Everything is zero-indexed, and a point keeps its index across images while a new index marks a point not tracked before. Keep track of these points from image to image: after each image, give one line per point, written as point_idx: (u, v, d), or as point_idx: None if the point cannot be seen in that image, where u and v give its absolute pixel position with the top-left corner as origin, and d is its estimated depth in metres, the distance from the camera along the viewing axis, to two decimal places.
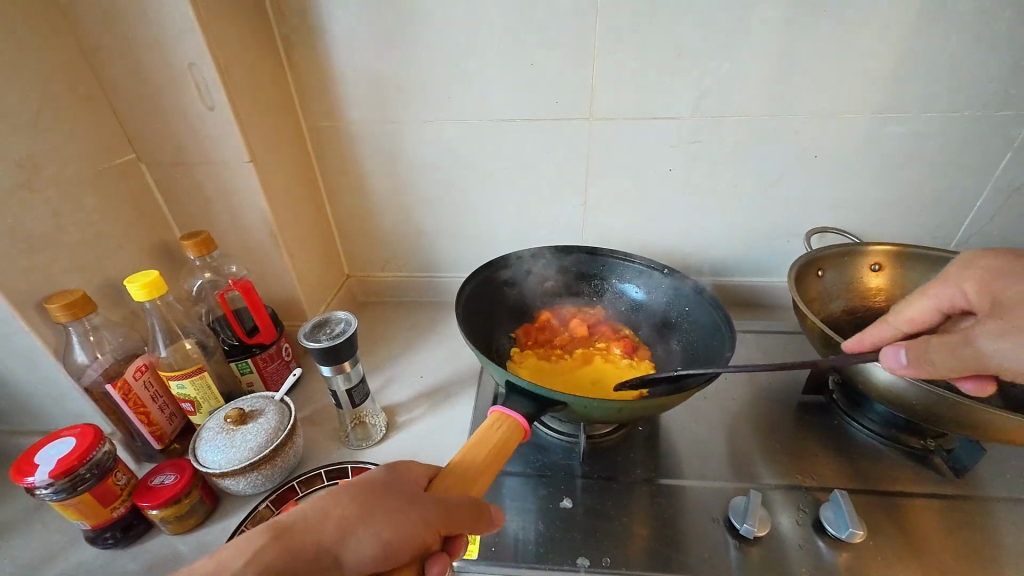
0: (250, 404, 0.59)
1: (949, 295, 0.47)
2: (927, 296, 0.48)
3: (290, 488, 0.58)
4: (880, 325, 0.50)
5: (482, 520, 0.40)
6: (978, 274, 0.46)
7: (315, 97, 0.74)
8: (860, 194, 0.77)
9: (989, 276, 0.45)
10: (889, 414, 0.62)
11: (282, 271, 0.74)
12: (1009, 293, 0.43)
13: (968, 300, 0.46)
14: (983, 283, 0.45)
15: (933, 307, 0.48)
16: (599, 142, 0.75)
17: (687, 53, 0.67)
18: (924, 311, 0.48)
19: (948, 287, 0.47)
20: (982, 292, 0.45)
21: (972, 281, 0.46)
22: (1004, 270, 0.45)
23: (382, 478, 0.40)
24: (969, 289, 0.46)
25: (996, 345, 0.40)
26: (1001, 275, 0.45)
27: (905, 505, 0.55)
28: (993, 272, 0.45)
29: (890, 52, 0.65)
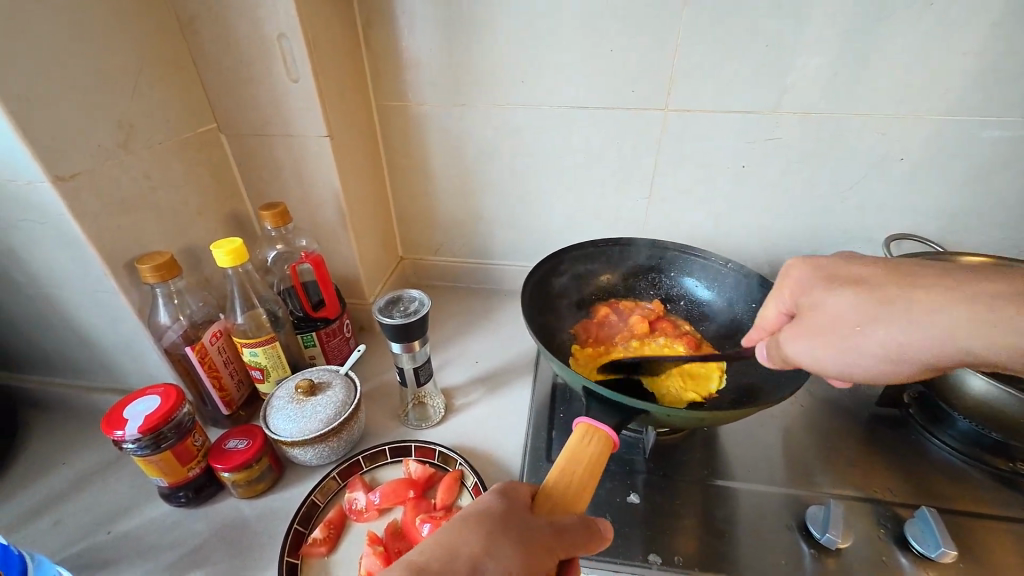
0: (318, 376, 0.60)
1: (779, 301, 0.45)
2: (770, 302, 0.45)
3: (356, 462, 0.56)
4: (754, 328, 0.48)
5: (596, 536, 0.39)
6: (796, 281, 0.43)
7: (388, 77, 0.74)
8: (945, 201, 0.73)
9: (801, 285, 0.43)
10: (973, 431, 0.58)
11: (346, 249, 0.74)
12: (812, 300, 0.41)
13: (791, 308, 0.43)
14: (796, 290, 0.43)
15: (776, 312, 0.45)
16: (669, 135, 0.73)
17: (773, 45, 0.64)
18: (773, 315, 0.46)
19: (774, 292, 0.45)
20: (794, 299, 0.43)
21: (789, 287, 0.44)
22: (823, 273, 0.42)
23: (500, 511, 0.38)
24: (788, 297, 0.44)
25: (797, 351, 0.41)
26: (811, 281, 0.42)
27: (995, 527, 0.52)
28: (806, 279, 0.42)
29: (997, 50, 0.60)
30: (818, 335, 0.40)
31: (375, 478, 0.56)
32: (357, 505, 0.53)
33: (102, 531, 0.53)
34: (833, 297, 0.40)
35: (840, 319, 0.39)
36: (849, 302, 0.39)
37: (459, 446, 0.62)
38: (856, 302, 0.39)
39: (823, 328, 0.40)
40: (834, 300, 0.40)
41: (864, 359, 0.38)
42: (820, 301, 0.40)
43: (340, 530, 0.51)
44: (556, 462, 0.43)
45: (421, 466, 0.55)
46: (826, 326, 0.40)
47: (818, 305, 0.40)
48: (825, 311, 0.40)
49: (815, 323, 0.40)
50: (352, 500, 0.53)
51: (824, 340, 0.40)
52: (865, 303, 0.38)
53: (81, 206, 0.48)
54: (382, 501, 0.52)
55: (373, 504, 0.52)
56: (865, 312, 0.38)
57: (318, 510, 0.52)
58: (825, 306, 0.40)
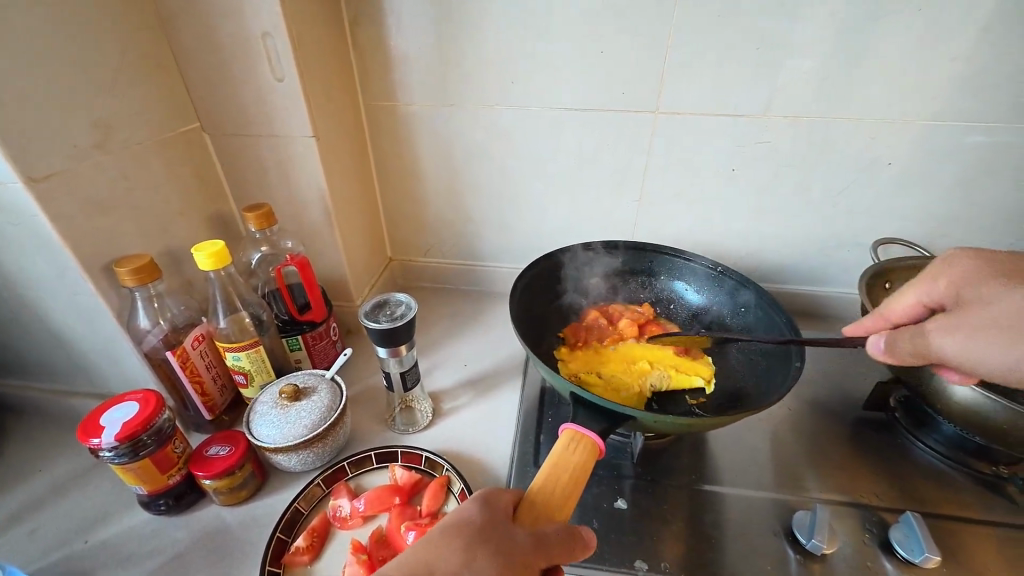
0: (303, 381, 0.59)
1: (927, 290, 0.45)
2: (910, 291, 0.47)
3: (341, 468, 0.56)
4: (871, 318, 0.50)
5: (580, 544, 0.39)
6: (959, 274, 0.44)
7: (376, 76, 0.73)
8: (932, 205, 0.73)
9: (967, 276, 0.43)
10: (958, 436, 0.59)
11: (332, 251, 0.73)
12: (980, 291, 0.42)
13: (950, 297, 0.44)
14: (957, 281, 0.43)
15: (915, 302, 0.46)
16: (660, 137, 0.73)
17: (765, 48, 0.64)
18: (910, 308, 0.47)
19: (926, 282, 0.46)
20: (955, 288, 0.43)
21: (947, 278, 0.44)
22: (994, 271, 0.42)
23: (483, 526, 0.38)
24: (945, 286, 0.44)
25: (944, 342, 0.41)
26: (985, 276, 0.42)
27: (978, 532, 0.53)
28: (977, 270, 0.43)
29: (985, 56, 0.61)
30: (975, 329, 0.40)
31: (361, 485, 0.55)
32: (341, 512, 0.52)
33: (78, 540, 0.52)
34: (1008, 290, 0.40)
35: (1012, 314, 0.39)
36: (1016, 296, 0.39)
37: (446, 451, 0.61)
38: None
39: (981, 322, 0.40)
40: (1013, 296, 0.39)
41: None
42: (992, 296, 0.40)
43: (323, 538, 0.51)
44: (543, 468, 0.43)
45: (407, 472, 0.54)
46: (992, 320, 0.39)
47: (989, 299, 0.41)
48: (997, 305, 0.40)
49: (976, 315, 0.40)
50: (336, 507, 0.52)
51: (990, 333, 0.39)
52: None
53: (57, 207, 0.47)
54: (367, 508, 0.51)
55: (357, 511, 0.52)
56: None
57: (301, 518, 0.51)
58: (992, 300, 0.40)
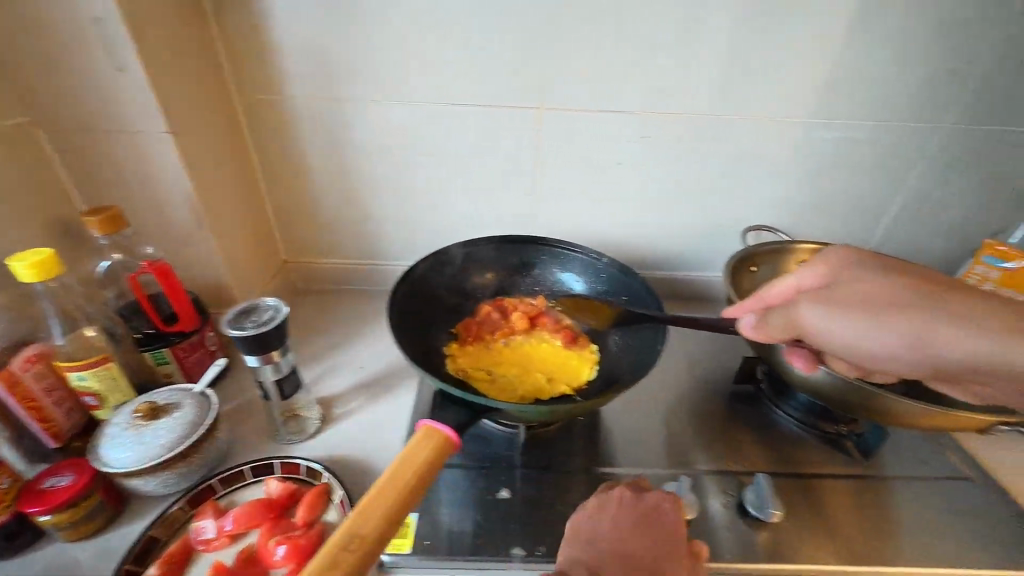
0: (165, 398, 0.54)
1: (804, 276, 0.47)
2: (792, 275, 0.48)
3: (209, 486, 0.52)
4: (749, 298, 0.51)
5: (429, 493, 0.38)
6: (833, 261, 0.46)
7: (248, 68, 0.69)
8: (793, 195, 0.80)
9: (838, 263, 0.46)
10: (809, 402, 0.66)
11: (206, 256, 0.68)
12: (852, 277, 0.45)
13: (823, 282, 0.46)
14: (830, 266, 0.46)
15: (792, 286, 0.48)
16: (548, 132, 0.74)
17: (635, 48, 0.67)
18: (785, 292, 0.48)
19: (809, 267, 0.47)
20: (827, 273, 0.46)
21: (826, 264, 0.46)
22: (864, 261, 0.46)
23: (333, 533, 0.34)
24: (822, 270, 0.46)
25: (810, 317, 0.45)
26: (853, 264, 0.46)
27: (820, 486, 0.59)
28: (846, 260, 0.46)
29: (821, 60, 0.68)
30: (840, 309, 0.44)
31: (232, 502, 0.52)
32: (205, 535, 0.48)
33: None
34: (873, 277, 0.44)
35: (870, 297, 0.43)
36: (877, 285, 0.43)
37: (332, 458, 0.59)
38: (898, 285, 0.43)
39: (847, 302, 0.44)
40: (875, 281, 0.44)
41: (884, 335, 0.42)
42: (857, 281, 0.44)
43: (183, 563, 0.47)
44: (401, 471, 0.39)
45: (281, 484, 0.52)
46: (855, 301, 0.43)
47: (851, 281, 0.45)
48: (862, 290, 0.44)
49: (842, 296, 0.44)
50: (199, 529, 0.49)
51: (851, 313, 0.43)
52: (899, 291, 0.42)
53: None
54: (234, 526, 0.48)
55: (223, 530, 0.48)
56: (887, 295, 0.42)
57: (157, 545, 0.48)
58: (858, 285, 0.44)
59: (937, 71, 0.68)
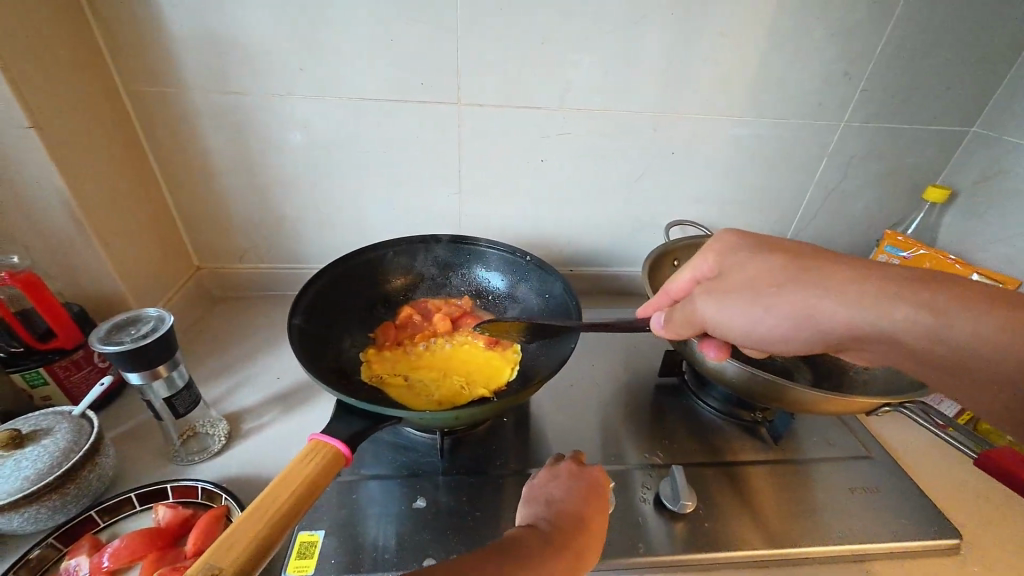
0: (31, 424, 0.49)
1: (698, 267, 0.48)
2: (687, 268, 0.49)
3: (89, 518, 0.47)
4: (658, 295, 0.53)
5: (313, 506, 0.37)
6: (719, 249, 0.46)
7: (135, 58, 0.63)
8: (713, 190, 0.83)
9: (722, 251, 0.46)
10: (726, 392, 0.68)
11: (92, 263, 0.62)
12: (733, 264, 0.45)
13: (713, 272, 0.47)
14: (718, 255, 0.46)
15: (689, 278, 0.49)
16: (468, 129, 0.72)
17: (550, 44, 0.66)
18: (686, 284, 0.50)
19: (699, 259, 0.48)
20: (715, 262, 0.46)
21: (714, 254, 0.47)
22: (744, 245, 0.45)
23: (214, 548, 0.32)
24: (711, 261, 0.47)
25: (706, 307, 0.46)
26: (739, 249, 0.45)
27: (734, 472, 0.61)
28: (732, 245, 0.46)
29: (729, 58, 0.70)
30: (732, 299, 0.44)
31: (115, 535, 0.47)
32: (78, 574, 0.43)
33: None
34: (750, 260, 0.44)
35: (757, 280, 0.43)
36: (762, 267, 0.43)
37: (236, 478, 0.55)
38: (772, 266, 0.43)
39: (736, 290, 0.44)
40: (760, 264, 0.43)
41: (771, 318, 0.42)
42: (744, 264, 0.44)
43: None
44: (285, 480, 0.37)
45: (172, 510, 0.48)
46: (743, 288, 0.44)
47: (736, 267, 0.45)
48: (742, 277, 0.44)
49: (730, 284, 0.45)
50: (71, 568, 0.44)
51: (737, 301, 0.44)
52: (780, 269, 0.42)
53: None
54: (114, 561, 0.44)
55: (100, 567, 0.44)
56: (772, 276, 0.42)
57: None
58: (739, 272, 0.44)
59: (835, 70, 0.72)
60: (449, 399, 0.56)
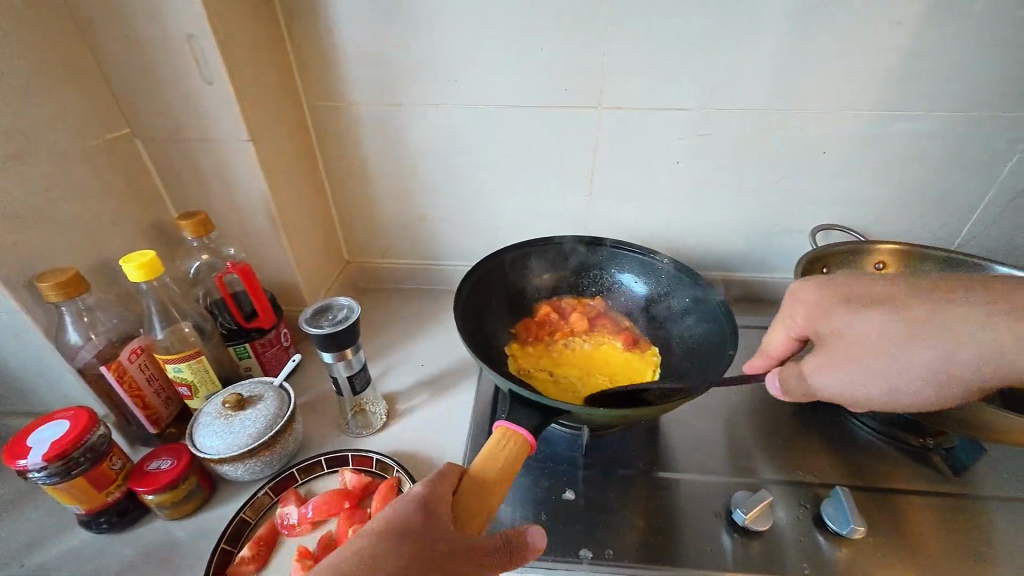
0: (248, 390, 0.58)
1: (791, 325, 0.47)
2: (778, 327, 0.48)
3: (290, 475, 0.55)
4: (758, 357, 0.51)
5: (518, 551, 0.39)
6: (808, 307, 0.45)
7: (318, 77, 0.72)
8: (867, 192, 0.76)
9: (814, 311, 0.44)
10: (890, 412, 0.62)
11: (279, 256, 0.72)
12: (831, 323, 0.43)
13: (810, 332, 0.45)
14: (811, 316, 0.45)
15: (786, 337, 0.48)
16: (606, 133, 0.73)
17: (699, 44, 0.65)
18: (783, 342, 0.49)
19: (786, 317, 0.47)
20: (811, 324, 0.45)
21: (800, 313, 0.46)
22: (831, 300, 0.44)
23: (421, 530, 0.37)
24: (801, 321, 0.46)
25: (823, 379, 0.44)
26: (827, 307, 0.44)
27: (905, 502, 0.56)
28: (820, 302, 0.44)
29: (904, 48, 0.63)
30: (849, 363, 0.42)
31: (311, 491, 0.55)
32: (289, 520, 0.52)
33: (14, 564, 0.50)
34: (854, 320, 0.42)
35: (876, 345, 0.41)
36: (875, 326, 0.41)
37: (400, 453, 0.61)
38: (887, 325, 0.41)
39: (856, 354, 0.42)
40: (867, 322, 0.41)
41: (907, 374, 0.41)
42: (847, 327, 0.42)
43: (270, 546, 0.50)
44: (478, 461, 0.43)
45: (356, 476, 0.54)
46: (860, 353, 0.42)
47: (842, 330, 0.43)
48: (856, 337, 0.42)
49: (839, 352, 0.43)
50: (284, 515, 0.52)
51: (865, 366, 0.42)
52: (891, 328, 0.40)
53: None
54: (315, 514, 0.51)
55: (305, 517, 0.51)
56: (895, 336, 0.40)
57: (247, 528, 0.51)
58: (851, 335, 0.42)
59: None
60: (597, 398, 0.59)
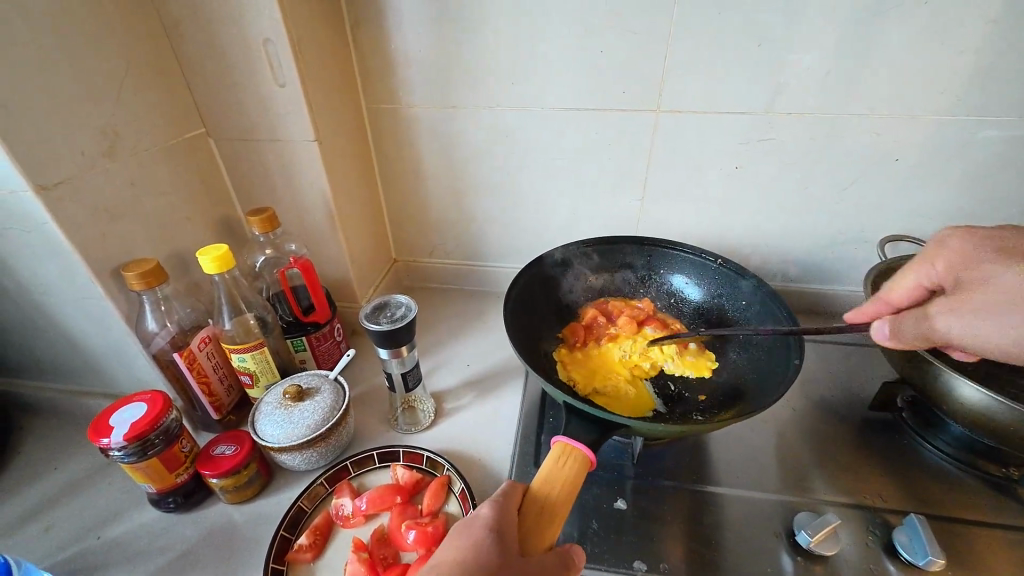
0: (307, 382, 0.59)
1: (925, 272, 0.47)
2: (909, 274, 0.48)
3: (344, 467, 0.56)
4: (875, 304, 0.51)
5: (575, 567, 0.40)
6: (951, 255, 0.46)
7: (379, 80, 0.74)
8: (942, 203, 0.72)
9: (965, 256, 0.45)
10: (966, 437, 0.58)
11: (336, 252, 0.74)
12: (979, 272, 0.44)
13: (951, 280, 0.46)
14: (953, 263, 0.46)
15: (915, 283, 0.48)
16: (662, 136, 0.72)
17: (767, 45, 0.63)
18: (910, 288, 0.48)
19: (921, 265, 0.48)
20: (952, 272, 0.46)
21: (944, 261, 0.46)
22: (984, 247, 0.45)
23: (495, 558, 0.38)
24: (944, 269, 0.46)
25: (949, 323, 0.44)
26: (980, 256, 0.45)
27: (986, 536, 0.52)
28: (970, 250, 0.45)
29: (994, 49, 0.59)
30: (984, 310, 0.42)
31: (363, 484, 0.56)
32: (344, 511, 0.53)
33: (91, 535, 0.53)
34: (1009, 272, 0.42)
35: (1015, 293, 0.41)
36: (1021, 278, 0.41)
37: (448, 451, 0.61)
38: None
39: (996, 299, 0.42)
40: (1007, 276, 0.42)
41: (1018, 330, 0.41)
42: (992, 276, 0.43)
43: (326, 536, 0.52)
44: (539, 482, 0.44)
45: (408, 471, 0.55)
46: (999, 299, 0.42)
47: (986, 282, 0.43)
48: (998, 284, 0.42)
49: (975, 300, 0.43)
50: (339, 506, 0.53)
51: (991, 316, 0.42)
52: None
53: (63, 214, 0.48)
54: (369, 506, 0.52)
55: (359, 510, 0.52)
56: None
57: (304, 517, 0.52)
58: (997, 282, 0.43)
59: None
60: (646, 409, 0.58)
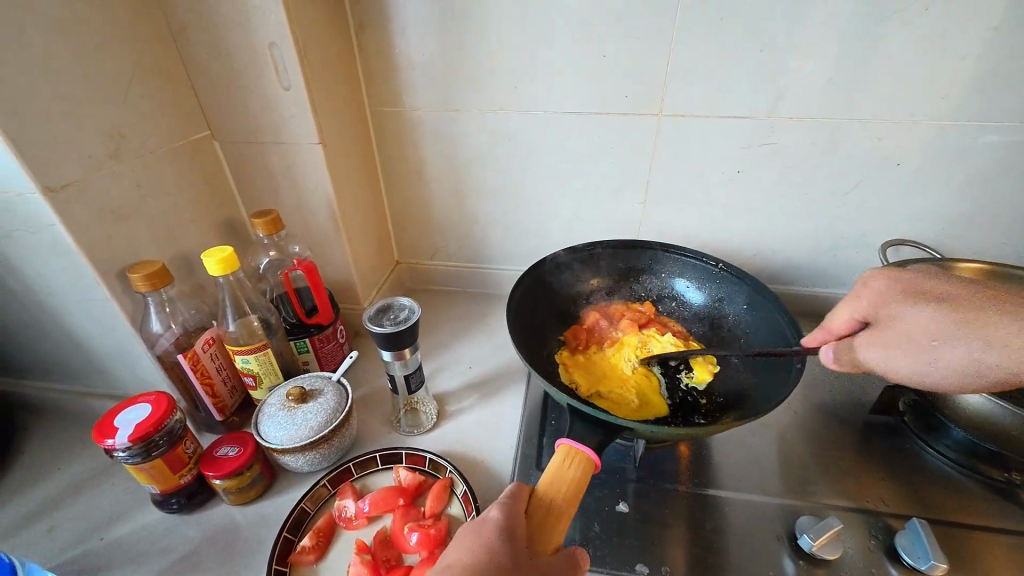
0: (310, 383, 0.60)
1: (856, 307, 0.49)
2: (844, 308, 0.50)
3: (347, 468, 0.57)
4: (817, 331, 0.53)
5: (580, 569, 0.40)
6: (876, 293, 0.47)
7: (383, 83, 0.74)
8: (943, 208, 0.72)
9: (881, 294, 0.47)
10: (969, 441, 0.57)
11: (339, 254, 0.75)
12: (890, 310, 0.46)
13: (869, 313, 0.47)
14: (874, 300, 0.47)
15: (851, 317, 0.49)
16: (664, 139, 0.72)
17: (768, 50, 0.63)
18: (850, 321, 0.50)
19: (854, 299, 0.49)
20: (873, 306, 0.47)
21: (868, 297, 0.48)
22: (895, 289, 0.46)
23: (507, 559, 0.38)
24: (866, 304, 0.48)
25: (875, 355, 0.45)
26: (894, 295, 0.46)
27: (989, 540, 0.52)
28: (885, 290, 0.47)
29: (996, 54, 0.59)
30: (898, 342, 0.44)
31: (366, 485, 0.56)
32: (346, 513, 0.53)
33: (95, 536, 0.54)
34: (914, 311, 0.44)
35: (929, 332, 0.42)
36: (930, 317, 0.43)
37: (450, 453, 0.61)
38: (944, 319, 0.42)
39: (917, 336, 0.43)
40: (912, 314, 0.44)
41: (941, 368, 0.42)
42: (901, 313, 0.45)
43: (329, 538, 0.52)
44: (545, 482, 0.44)
45: (411, 473, 0.55)
46: (907, 336, 0.44)
47: (900, 318, 0.45)
48: (904, 323, 0.44)
49: (893, 333, 0.45)
50: (342, 507, 0.53)
51: (908, 351, 0.43)
52: (947, 319, 0.42)
53: (70, 215, 0.48)
54: (372, 508, 0.52)
55: (362, 512, 0.52)
56: (942, 328, 0.42)
57: (307, 518, 0.52)
58: (903, 320, 0.44)
59: None
60: (649, 410, 0.58)
